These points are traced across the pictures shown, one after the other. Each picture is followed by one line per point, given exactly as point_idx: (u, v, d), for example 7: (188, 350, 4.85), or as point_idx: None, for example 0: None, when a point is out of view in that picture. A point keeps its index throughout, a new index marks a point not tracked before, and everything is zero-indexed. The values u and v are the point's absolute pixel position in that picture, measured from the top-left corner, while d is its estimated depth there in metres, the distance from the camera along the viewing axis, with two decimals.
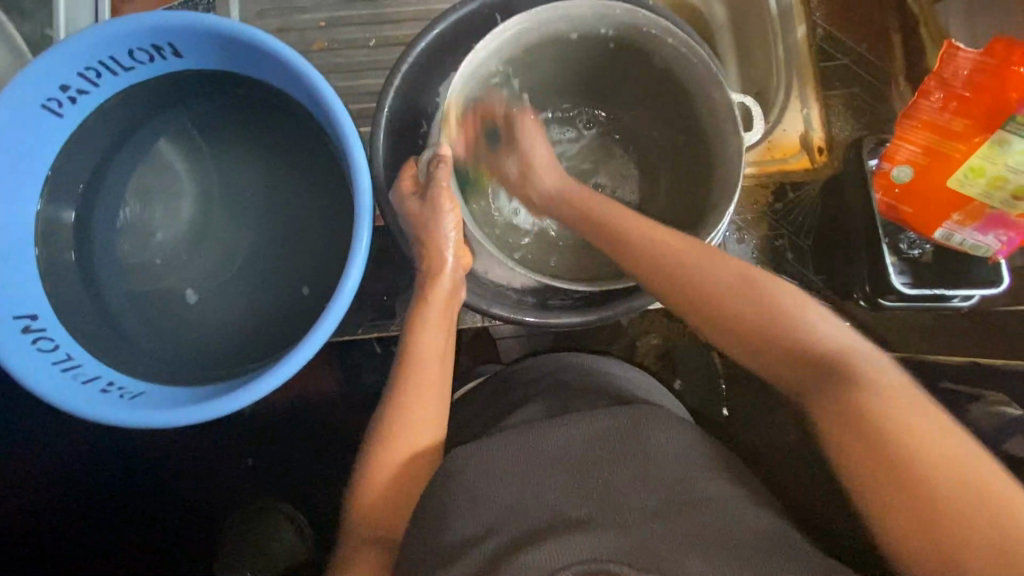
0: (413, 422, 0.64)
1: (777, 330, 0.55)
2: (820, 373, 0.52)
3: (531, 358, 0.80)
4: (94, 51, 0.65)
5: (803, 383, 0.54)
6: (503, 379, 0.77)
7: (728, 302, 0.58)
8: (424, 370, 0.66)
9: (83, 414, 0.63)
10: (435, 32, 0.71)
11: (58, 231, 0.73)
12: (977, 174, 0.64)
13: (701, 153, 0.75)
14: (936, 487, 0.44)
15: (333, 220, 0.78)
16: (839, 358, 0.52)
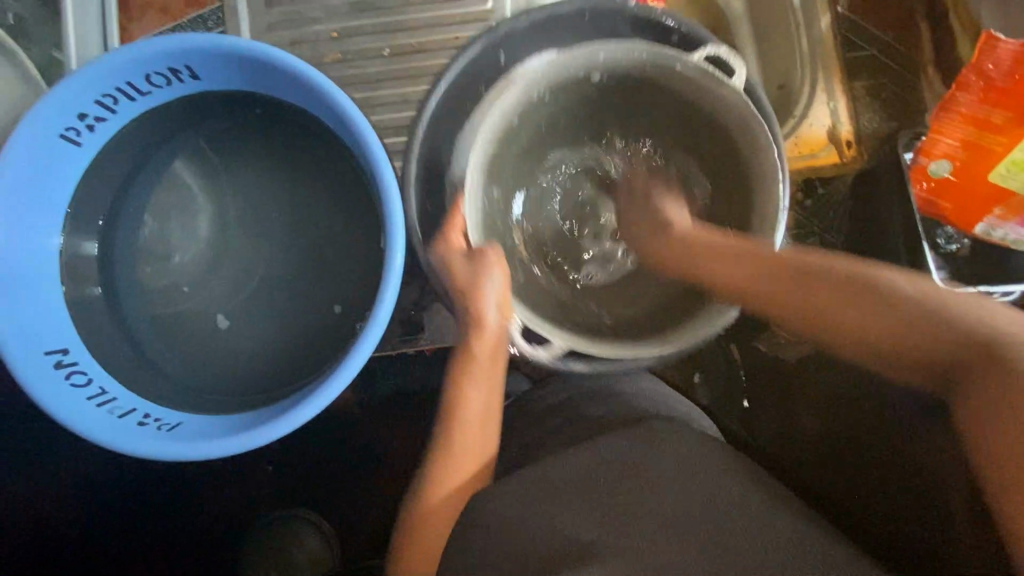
0: (463, 457, 0.69)
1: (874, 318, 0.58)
2: (847, 307, 0.60)
3: (551, 386, 0.81)
4: (111, 78, 0.64)
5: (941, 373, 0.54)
6: (539, 403, 0.78)
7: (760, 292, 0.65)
8: (472, 411, 0.70)
9: (123, 449, 0.62)
10: (462, 62, 0.68)
11: (83, 260, 0.72)
12: (1020, 168, 0.63)
13: (738, 169, 0.73)
14: (1004, 394, 0.49)
15: (360, 237, 0.76)
16: (855, 288, 0.60)
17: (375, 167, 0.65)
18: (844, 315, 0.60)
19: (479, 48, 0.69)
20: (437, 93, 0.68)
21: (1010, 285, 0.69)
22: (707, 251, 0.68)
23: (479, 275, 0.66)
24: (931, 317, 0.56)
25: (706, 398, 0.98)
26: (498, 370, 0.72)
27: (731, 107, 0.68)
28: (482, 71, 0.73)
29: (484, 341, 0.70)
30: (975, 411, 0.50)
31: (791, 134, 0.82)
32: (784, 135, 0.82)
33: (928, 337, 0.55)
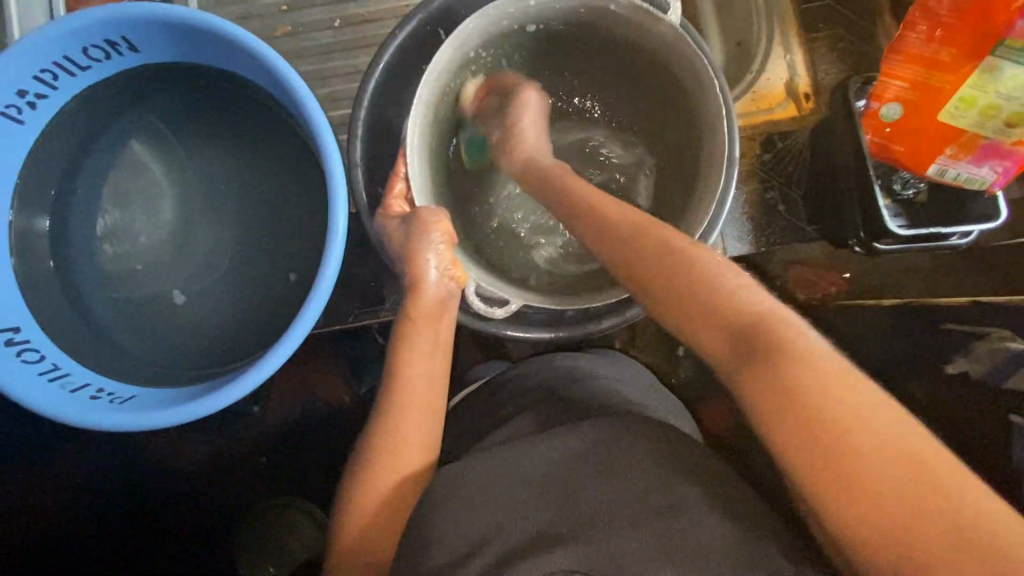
0: (401, 429, 0.62)
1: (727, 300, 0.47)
2: (756, 356, 0.44)
3: (516, 368, 0.78)
4: (46, 52, 0.63)
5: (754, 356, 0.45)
6: (498, 385, 0.76)
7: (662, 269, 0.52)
8: (414, 376, 0.64)
9: (73, 422, 0.62)
10: (403, 36, 0.68)
11: (33, 239, 0.71)
12: (968, 105, 0.61)
13: (684, 123, 0.73)
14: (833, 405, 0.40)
15: (313, 208, 0.76)
16: (768, 325, 0.45)
17: (315, 131, 0.64)
18: (731, 320, 0.47)
19: (418, 21, 0.68)
20: (381, 65, 0.68)
21: (966, 226, 0.70)
22: (626, 232, 0.56)
23: (423, 223, 0.65)
24: (797, 374, 0.42)
25: (688, 372, 0.97)
26: (444, 329, 0.67)
27: (673, 51, 0.68)
28: (431, 43, 0.72)
29: (428, 294, 0.65)
30: (819, 472, 0.40)
31: (746, 91, 0.82)
32: (742, 91, 0.82)
33: (841, 416, 0.40)
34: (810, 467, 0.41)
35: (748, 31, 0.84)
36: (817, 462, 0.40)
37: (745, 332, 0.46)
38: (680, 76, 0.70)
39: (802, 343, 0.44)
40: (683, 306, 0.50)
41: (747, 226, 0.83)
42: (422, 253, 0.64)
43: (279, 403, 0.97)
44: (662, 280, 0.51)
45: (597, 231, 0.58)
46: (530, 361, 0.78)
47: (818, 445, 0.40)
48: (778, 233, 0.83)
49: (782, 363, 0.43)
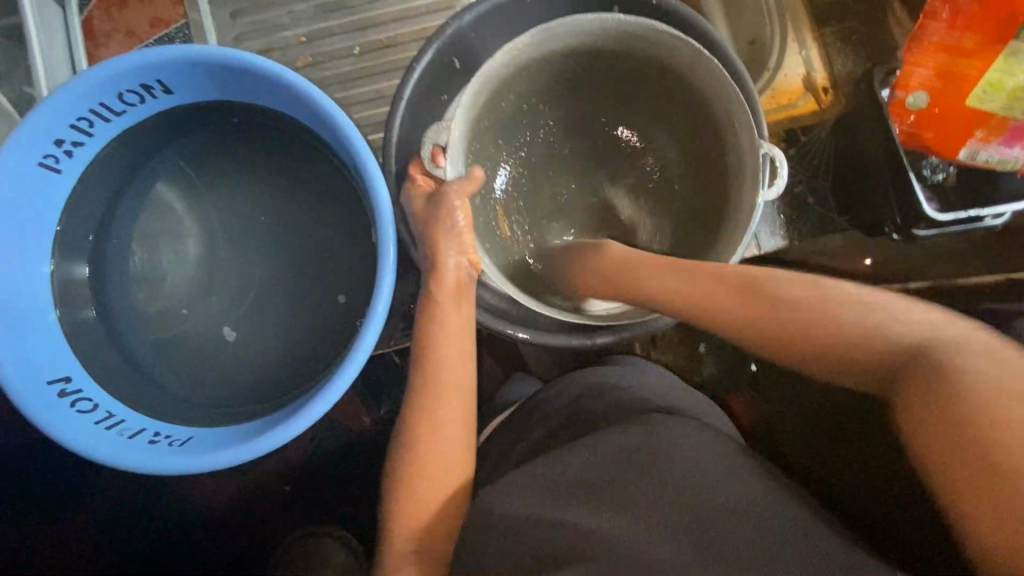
0: (434, 440, 0.60)
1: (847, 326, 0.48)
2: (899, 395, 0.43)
3: (555, 388, 0.76)
4: (86, 99, 0.63)
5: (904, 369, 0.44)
6: (534, 407, 0.75)
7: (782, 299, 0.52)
8: (444, 385, 0.62)
9: (135, 468, 0.62)
10: (423, 66, 0.67)
11: (75, 287, 0.71)
12: (995, 89, 0.63)
13: (708, 134, 0.73)
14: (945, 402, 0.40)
15: (351, 236, 0.77)
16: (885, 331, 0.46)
17: (358, 159, 0.64)
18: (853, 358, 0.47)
19: (433, 52, 0.68)
20: (404, 96, 0.67)
21: (1001, 206, 0.69)
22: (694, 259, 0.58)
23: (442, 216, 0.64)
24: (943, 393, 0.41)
25: (713, 368, 0.96)
26: (467, 309, 0.65)
27: (688, 57, 0.68)
28: (446, 72, 0.72)
29: (444, 283, 0.63)
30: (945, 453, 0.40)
31: (765, 89, 0.82)
32: (761, 88, 0.82)
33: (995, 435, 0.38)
34: (942, 454, 0.40)
35: (761, 30, 0.85)
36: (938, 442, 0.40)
37: (889, 363, 0.45)
38: (705, 84, 0.69)
39: (899, 330, 0.45)
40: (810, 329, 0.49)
41: (780, 220, 0.85)
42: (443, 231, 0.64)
43: (311, 432, 0.95)
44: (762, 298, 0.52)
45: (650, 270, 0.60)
46: (563, 379, 0.77)
47: (946, 430, 0.40)
48: (809, 225, 0.85)
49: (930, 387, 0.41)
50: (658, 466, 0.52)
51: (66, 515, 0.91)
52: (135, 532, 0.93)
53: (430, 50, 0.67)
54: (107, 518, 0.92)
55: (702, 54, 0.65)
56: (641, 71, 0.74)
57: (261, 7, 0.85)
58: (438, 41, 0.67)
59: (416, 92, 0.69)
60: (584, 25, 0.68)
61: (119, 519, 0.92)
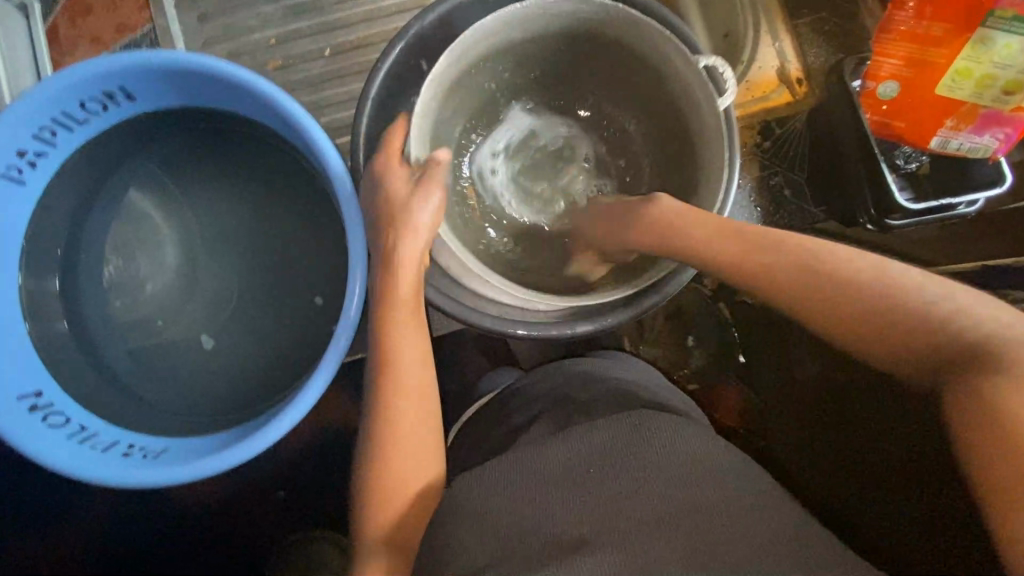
0: (394, 442, 0.59)
1: (920, 316, 0.50)
2: (954, 376, 0.46)
3: (531, 377, 0.76)
4: (48, 108, 0.62)
5: (959, 366, 0.47)
6: (509, 398, 0.74)
7: (863, 293, 0.52)
8: (403, 378, 0.61)
9: (108, 481, 0.61)
10: (386, 68, 0.67)
11: (45, 300, 0.70)
12: (963, 77, 0.63)
13: (678, 117, 0.74)
14: (1001, 421, 0.43)
15: (327, 239, 0.76)
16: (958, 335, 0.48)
17: (324, 161, 0.64)
18: (921, 352, 0.50)
19: (399, 52, 0.68)
20: (371, 95, 0.67)
21: (974, 195, 0.71)
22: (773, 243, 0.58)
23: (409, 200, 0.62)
24: (983, 397, 0.44)
25: (701, 360, 0.97)
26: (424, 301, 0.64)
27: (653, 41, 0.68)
28: (414, 75, 0.72)
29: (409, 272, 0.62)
30: (990, 469, 0.42)
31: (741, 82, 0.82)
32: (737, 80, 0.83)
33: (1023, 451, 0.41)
34: (987, 473, 0.42)
35: (734, 22, 0.85)
36: (980, 471, 0.43)
37: (952, 350, 0.48)
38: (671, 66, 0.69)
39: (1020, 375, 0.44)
40: (905, 344, 0.50)
41: (758, 213, 0.84)
42: (401, 222, 0.62)
43: (295, 437, 0.95)
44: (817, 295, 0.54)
45: (705, 230, 0.60)
46: (541, 369, 0.77)
47: (997, 456, 0.42)
48: (788, 219, 0.84)
49: (980, 382, 0.45)
50: (626, 459, 0.53)
51: (45, 527, 0.89)
52: (117, 542, 0.92)
53: (393, 51, 0.67)
54: (89, 530, 0.91)
55: (651, 30, 0.67)
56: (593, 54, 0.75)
57: (229, 10, 0.84)
58: (407, 35, 0.67)
59: (385, 93, 0.69)
60: (530, 20, 0.69)
61: (101, 530, 0.91)
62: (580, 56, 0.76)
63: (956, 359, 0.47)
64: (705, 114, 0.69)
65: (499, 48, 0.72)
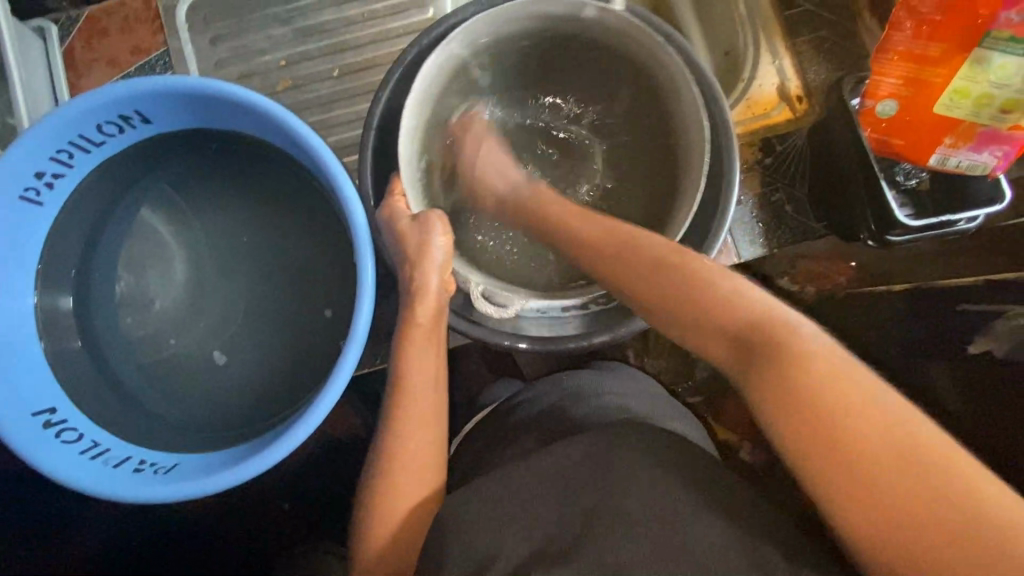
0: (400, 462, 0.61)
1: (728, 308, 0.51)
2: (760, 367, 0.47)
3: (535, 390, 0.76)
4: (64, 132, 0.64)
5: (756, 356, 0.47)
6: (513, 411, 0.75)
7: (697, 284, 0.53)
8: (415, 410, 0.62)
9: (118, 496, 0.62)
10: (385, 95, 0.69)
11: (59, 317, 0.72)
12: (961, 96, 0.64)
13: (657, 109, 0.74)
14: (821, 418, 0.43)
15: (335, 256, 0.78)
16: (765, 328, 0.48)
17: (333, 182, 0.65)
18: (726, 328, 0.50)
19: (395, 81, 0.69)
20: (373, 126, 0.69)
21: (974, 211, 0.71)
22: (645, 250, 0.58)
23: (421, 251, 0.64)
24: (806, 387, 0.44)
25: (704, 371, 0.97)
26: (440, 335, 0.66)
27: (608, 27, 0.69)
28: None
29: (424, 306, 0.64)
30: (835, 484, 0.42)
31: (739, 100, 0.83)
32: (735, 99, 0.83)
33: (868, 437, 0.41)
34: (822, 476, 0.43)
35: (735, 40, 0.86)
36: (822, 475, 0.43)
37: (745, 337, 0.49)
38: (635, 49, 0.70)
39: (817, 368, 0.44)
40: (724, 336, 0.50)
41: (758, 228, 0.86)
42: (425, 251, 0.64)
43: (303, 450, 0.96)
44: (670, 300, 0.54)
45: (590, 229, 0.62)
46: (544, 381, 0.78)
47: (839, 459, 0.42)
48: (788, 235, 0.87)
49: (790, 378, 0.45)
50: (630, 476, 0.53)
51: (55, 540, 0.90)
52: (125, 554, 0.92)
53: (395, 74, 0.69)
54: (98, 542, 0.92)
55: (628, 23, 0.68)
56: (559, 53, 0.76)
57: (240, 32, 0.86)
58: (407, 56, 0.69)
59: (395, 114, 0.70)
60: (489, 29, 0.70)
61: (110, 542, 0.92)
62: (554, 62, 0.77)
63: (748, 346, 0.48)
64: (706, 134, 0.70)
65: (469, 58, 0.72)
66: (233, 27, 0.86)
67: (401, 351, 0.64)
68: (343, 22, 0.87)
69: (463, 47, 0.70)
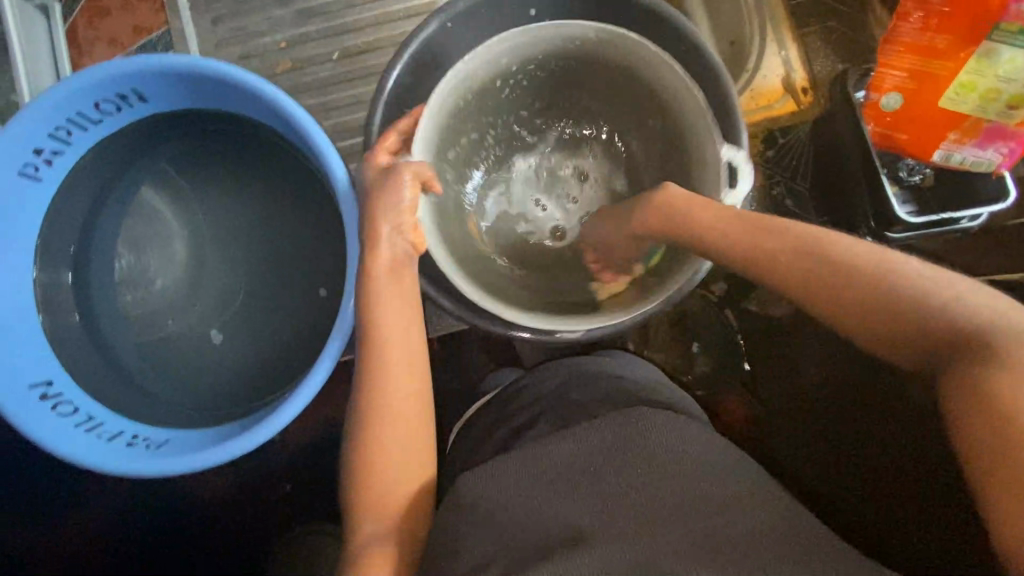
0: (382, 435, 0.58)
1: (881, 304, 0.50)
2: (947, 363, 0.46)
3: (534, 375, 0.76)
4: (64, 109, 0.65)
5: (954, 358, 0.46)
6: (508, 397, 0.75)
7: (858, 270, 0.52)
8: (388, 369, 0.59)
9: (109, 470, 0.63)
10: (388, 86, 0.69)
11: (57, 293, 0.73)
12: (967, 90, 0.62)
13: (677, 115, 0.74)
14: (994, 412, 0.41)
15: (331, 238, 0.78)
16: (962, 341, 0.46)
17: (325, 164, 0.65)
18: (932, 329, 0.48)
19: (394, 80, 0.69)
20: (374, 123, 0.69)
21: (976, 209, 0.70)
22: (803, 239, 0.56)
23: (379, 206, 0.61)
24: (998, 384, 0.42)
25: (705, 367, 0.95)
26: (409, 286, 0.62)
27: (615, 43, 0.72)
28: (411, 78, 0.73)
29: (381, 259, 0.61)
30: (1011, 482, 0.39)
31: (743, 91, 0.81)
32: (739, 90, 0.81)
33: None
34: (992, 479, 0.40)
35: (741, 29, 0.84)
36: (992, 474, 0.40)
37: (951, 338, 0.47)
38: (648, 74, 0.73)
39: (1005, 378, 0.42)
40: (894, 334, 0.50)
41: None
42: (382, 207, 0.61)
43: (303, 430, 0.97)
44: (821, 291, 0.53)
45: (712, 213, 0.61)
46: (545, 365, 0.78)
47: (996, 449, 0.41)
48: (788, 228, 0.83)
49: (988, 374, 0.43)
50: (618, 463, 0.53)
51: (56, 509, 0.92)
52: (123, 530, 0.94)
53: (401, 58, 0.68)
54: (97, 515, 0.93)
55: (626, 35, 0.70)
56: (585, 71, 0.78)
57: (242, 13, 0.86)
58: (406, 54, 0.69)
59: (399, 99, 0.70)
60: (511, 45, 0.72)
61: (109, 515, 0.94)
62: (573, 79, 0.79)
63: (945, 347, 0.47)
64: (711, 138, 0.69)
65: (492, 74, 0.74)
66: (235, 8, 0.86)
67: (366, 306, 0.60)
68: (343, 4, 0.87)
69: (487, 63, 0.73)
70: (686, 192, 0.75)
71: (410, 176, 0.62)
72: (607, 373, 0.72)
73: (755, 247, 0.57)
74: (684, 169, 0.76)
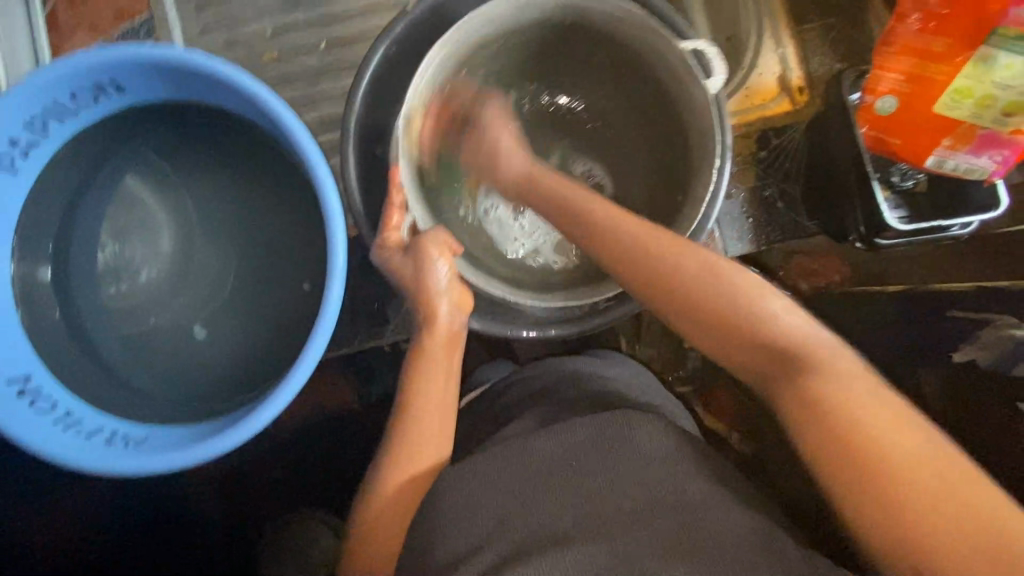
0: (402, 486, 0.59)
1: (742, 320, 0.52)
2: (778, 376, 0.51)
3: (523, 373, 0.75)
4: (38, 100, 0.63)
5: (790, 371, 0.50)
6: (496, 394, 0.75)
7: (709, 293, 0.54)
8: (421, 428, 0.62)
9: (87, 468, 0.63)
10: (369, 73, 0.66)
11: (36, 287, 0.72)
12: (964, 96, 0.61)
13: (660, 90, 0.73)
14: (844, 430, 0.46)
15: (317, 232, 0.77)
16: (801, 354, 0.50)
17: (306, 159, 0.64)
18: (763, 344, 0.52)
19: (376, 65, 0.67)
20: (357, 108, 0.66)
21: (968, 217, 0.69)
22: (671, 267, 0.57)
23: (422, 278, 0.63)
24: (837, 402, 0.47)
25: (696, 361, 0.95)
26: (455, 360, 0.66)
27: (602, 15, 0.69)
28: (397, 69, 0.71)
29: (435, 334, 0.64)
30: (864, 501, 0.44)
31: (737, 89, 0.82)
32: (735, 86, 0.82)
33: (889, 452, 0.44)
34: (849, 488, 0.45)
35: (737, 24, 0.82)
36: (850, 481, 0.45)
37: (785, 353, 0.50)
38: (641, 48, 0.70)
39: (832, 390, 0.47)
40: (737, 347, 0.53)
41: (748, 224, 0.83)
42: (424, 282, 0.63)
43: (291, 421, 0.97)
44: (689, 307, 0.55)
45: (633, 231, 0.59)
46: (534, 365, 0.77)
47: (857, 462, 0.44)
48: (779, 230, 0.83)
49: (817, 389, 0.48)
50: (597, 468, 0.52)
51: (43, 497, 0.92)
52: (110, 518, 0.94)
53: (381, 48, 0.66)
54: (84, 502, 0.93)
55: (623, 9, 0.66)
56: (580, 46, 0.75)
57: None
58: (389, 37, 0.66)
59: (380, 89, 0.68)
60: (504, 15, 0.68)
61: (97, 503, 0.94)
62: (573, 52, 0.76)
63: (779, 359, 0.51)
64: (703, 116, 0.67)
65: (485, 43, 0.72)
66: None
67: (411, 372, 0.64)
68: None
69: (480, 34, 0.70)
70: (678, 174, 0.74)
71: (443, 252, 0.64)
72: (596, 375, 0.71)
73: (665, 264, 0.57)
74: (673, 155, 0.74)
